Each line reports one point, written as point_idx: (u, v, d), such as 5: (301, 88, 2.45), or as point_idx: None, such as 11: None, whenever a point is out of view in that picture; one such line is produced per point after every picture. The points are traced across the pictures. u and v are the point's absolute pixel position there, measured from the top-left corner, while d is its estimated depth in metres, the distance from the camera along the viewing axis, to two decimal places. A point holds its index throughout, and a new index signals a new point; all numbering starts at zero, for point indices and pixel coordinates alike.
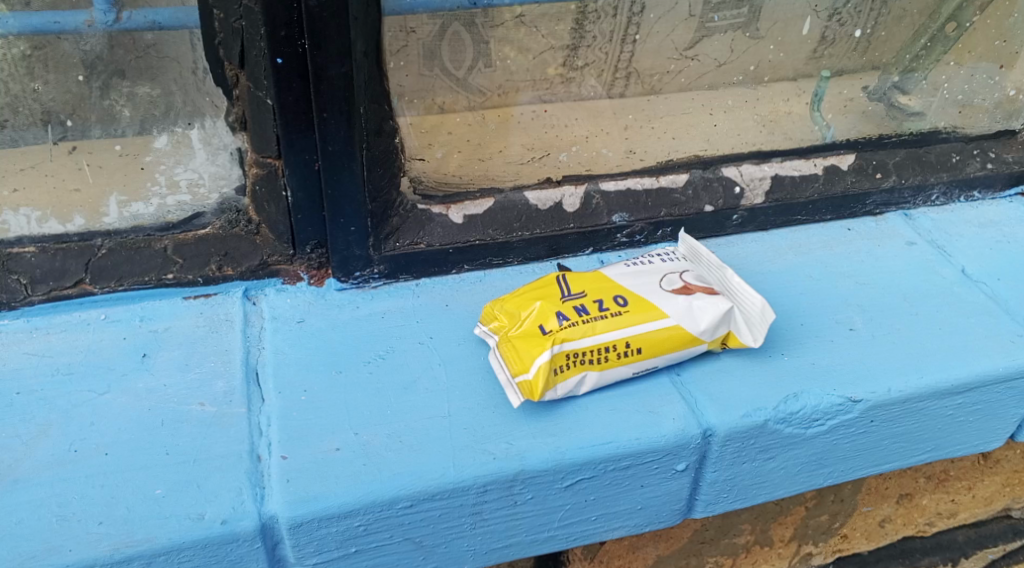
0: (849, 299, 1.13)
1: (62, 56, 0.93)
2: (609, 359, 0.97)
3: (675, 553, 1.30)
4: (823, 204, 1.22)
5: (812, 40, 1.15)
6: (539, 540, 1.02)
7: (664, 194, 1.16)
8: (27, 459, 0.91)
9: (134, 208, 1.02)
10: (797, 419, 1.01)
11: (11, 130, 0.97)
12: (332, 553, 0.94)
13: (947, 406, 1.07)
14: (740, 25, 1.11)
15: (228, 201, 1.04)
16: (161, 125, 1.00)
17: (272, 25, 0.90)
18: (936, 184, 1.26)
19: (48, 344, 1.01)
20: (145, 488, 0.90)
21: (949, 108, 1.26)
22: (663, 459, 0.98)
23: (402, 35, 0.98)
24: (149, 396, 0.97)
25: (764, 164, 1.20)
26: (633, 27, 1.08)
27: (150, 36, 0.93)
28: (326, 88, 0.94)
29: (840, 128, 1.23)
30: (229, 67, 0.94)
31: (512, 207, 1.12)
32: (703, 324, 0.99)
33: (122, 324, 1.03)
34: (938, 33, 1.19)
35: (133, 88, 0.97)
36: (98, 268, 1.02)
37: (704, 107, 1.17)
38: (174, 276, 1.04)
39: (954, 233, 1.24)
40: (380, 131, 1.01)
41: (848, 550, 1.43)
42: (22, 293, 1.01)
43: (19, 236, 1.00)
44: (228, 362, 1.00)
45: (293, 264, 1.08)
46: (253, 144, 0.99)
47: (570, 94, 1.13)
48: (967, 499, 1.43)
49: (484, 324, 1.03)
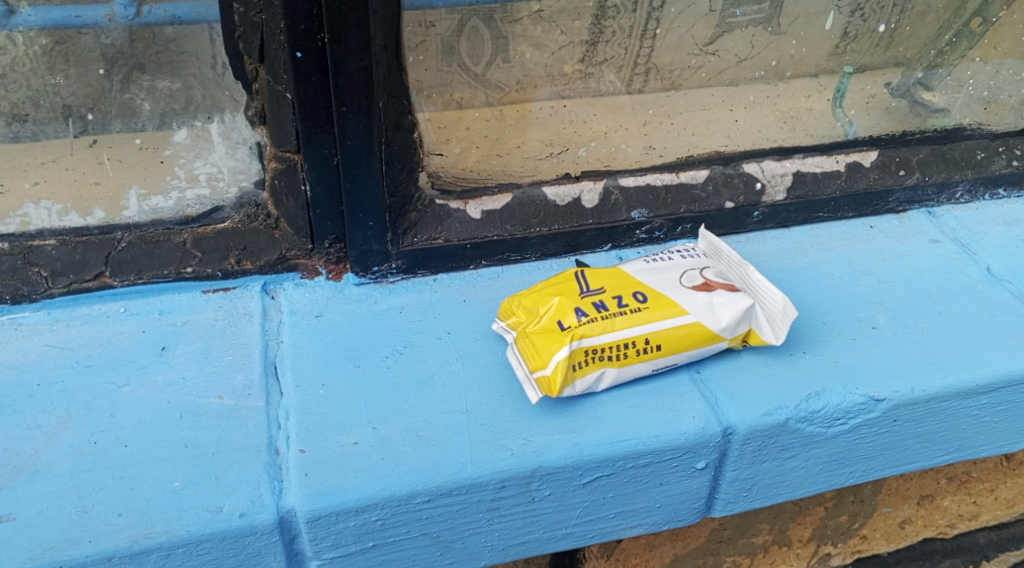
0: (872, 296, 1.12)
1: (83, 50, 0.93)
2: (628, 356, 0.97)
3: (692, 553, 1.29)
4: (845, 201, 1.21)
5: (835, 35, 1.14)
6: (557, 537, 1.01)
7: (684, 190, 1.16)
8: (46, 451, 0.91)
9: (154, 201, 1.03)
10: (819, 418, 0.99)
11: (33, 124, 0.96)
12: (349, 548, 0.93)
13: (972, 407, 1.05)
14: (762, 20, 1.10)
15: (247, 196, 1.04)
16: (181, 119, 0.99)
17: (292, 18, 0.90)
18: (960, 181, 1.24)
19: (68, 336, 1.01)
20: (164, 480, 0.90)
21: (974, 105, 1.25)
22: (682, 458, 0.97)
23: (421, 30, 0.98)
24: (167, 389, 0.97)
25: (786, 160, 1.19)
26: (653, 22, 1.07)
27: (170, 30, 0.93)
28: (346, 81, 0.94)
29: (862, 125, 1.22)
30: (249, 62, 0.95)
31: (530, 202, 1.11)
32: (724, 321, 0.98)
33: (141, 317, 1.04)
34: (964, 28, 1.18)
35: (154, 82, 0.97)
36: (118, 261, 1.02)
37: (725, 103, 1.16)
38: (193, 270, 1.04)
39: (979, 231, 1.22)
40: (398, 126, 1.01)
41: (868, 551, 1.42)
42: (43, 286, 1.01)
43: (40, 229, 1.01)
44: (247, 356, 1.00)
45: (311, 259, 1.08)
46: (273, 138, 0.99)
47: (588, 90, 1.11)
48: (989, 501, 1.42)
49: (502, 320, 1.03)
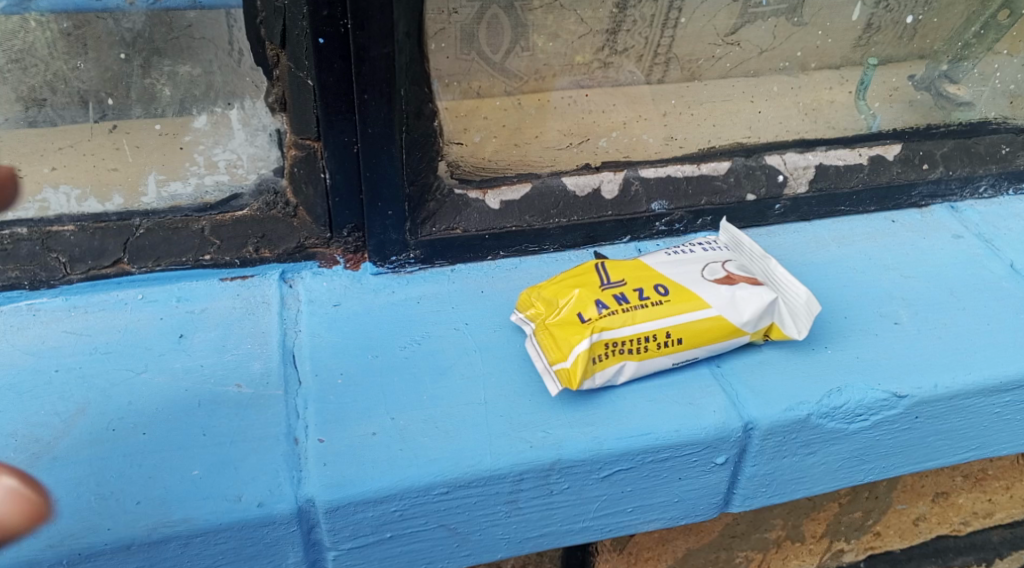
0: (894, 291, 1.10)
1: (103, 34, 0.92)
2: (649, 349, 0.96)
3: (704, 547, 1.29)
4: (867, 194, 1.20)
5: (859, 26, 1.13)
6: (575, 530, 1.00)
7: (705, 181, 1.15)
8: (65, 437, 0.91)
9: (172, 188, 1.02)
10: (841, 413, 0.99)
11: (51, 109, 0.96)
12: (367, 538, 0.93)
13: (994, 404, 1.04)
14: (786, 10, 1.09)
15: (266, 183, 1.03)
16: (201, 105, 0.99)
17: (315, 4, 0.89)
18: (984, 175, 1.23)
19: (86, 323, 1.01)
20: (183, 469, 0.90)
21: (1000, 98, 1.23)
22: (702, 452, 0.96)
23: (443, 16, 0.97)
24: (185, 377, 0.97)
25: (809, 152, 1.18)
26: (675, 11, 1.05)
27: (191, 15, 0.93)
28: (368, 68, 0.93)
29: (886, 118, 1.21)
30: (270, 47, 0.94)
31: (550, 193, 1.10)
32: (746, 315, 0.97)
33: (159, 304, 1.03)
34: (991, 20, 1.17)
35: (174, 68, 0.96)
36: (136, 248, 1.02)
37: (746, 94, 1.15)
38: (211, 257, 1.04)
39: (1003, 226, 1.21)
40: (419, 114, 1.00)
41: (881, 547, 1.41)
42: (61, 272, 1.01)
43: (58, 215, 1.00)
44: (265, 345, 1.00)
45: (329, 248, 1.07)
46: (293, 125, 0.98)
47: (608, 79, 1.10)
48: (1005, 499, 1.41)
49: (520, 311, 1.02)
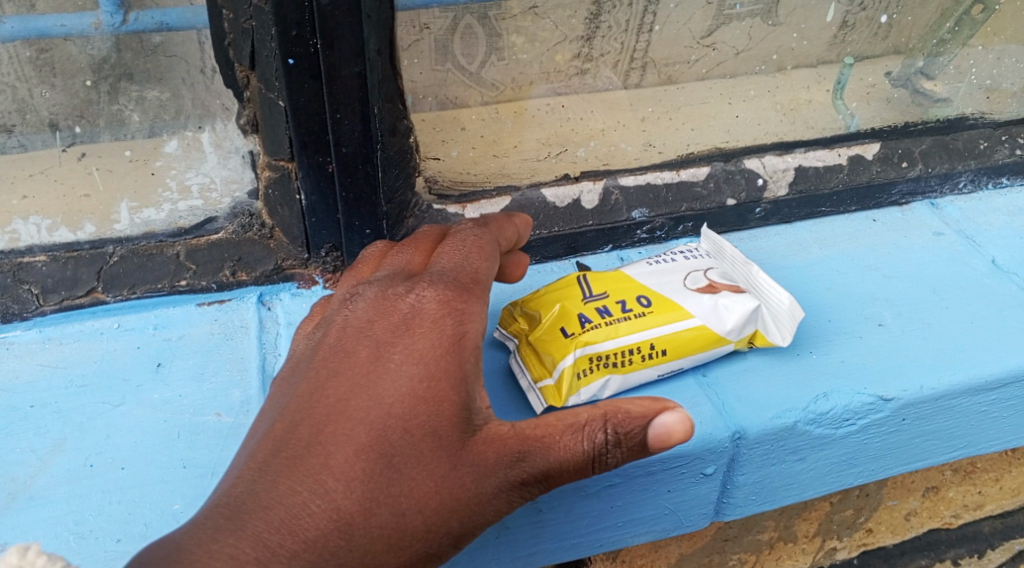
0: (877, 292, 1.10)
1: (68, 59, 0.90)
2: (633, 362, 0.95)
3: (697, 551, 1.28)
4: (847, 194, 1.20)
5: (834, 26, 1.12)
6: (565, 547, 0.99)
7: (685, 188, 1.15)
8: (41, 476, 0.90)
9: (145, 214, 1.00)
10: (828, 419, 0.98)
11: (19, 135, 0.94)
12: None
13: (981, 403, 1.04)
14: (761, 12, 1.07)
15: (240, 206, 1.02)
16: (171, 129, 0.97)
17: (283, 24, 0.88)
18: (963, 171, 1.23)
19: (61, 355, 0.99)
20: (163, 503, 0.89)
21: (976, 93, 1.23)
22: (690, 464, 0.96)
23: (415, 30, 0.96)
24: (164, 407, 0.95)
25: (788, 155, 1.18)
26: (650, 16, 1.04)
27: (158, 37, 0.91)
28: (339, 88, 0.92)
29: (864, 116, 1.20)
30: (239, 69, 0.92)
31: (529, 205, 1.10)
32: (729, 324, 0.97)
33: (135, 333, 1.02)
34: (966, 16, 1.16)
35: (142, 92, 0.94)
36: (110, 276, 1.00)
37: (724, 96, 1.14)
38: (187, 282, 1.03)
39: (983, 222, 1.21)
40: (394, 131, 0.99)
41: (873, 543, 1.41)
42: (34, 304, 0.99)
43: (29, 245, 0.98)
44: (244, 371, 0.98)
45: (307, 268, 1.06)
46: (266, 147, 0.97)
47: (585, 86, 1.08)
48: (994, 490, 1.41)
49: (502, 326, 1.01)
